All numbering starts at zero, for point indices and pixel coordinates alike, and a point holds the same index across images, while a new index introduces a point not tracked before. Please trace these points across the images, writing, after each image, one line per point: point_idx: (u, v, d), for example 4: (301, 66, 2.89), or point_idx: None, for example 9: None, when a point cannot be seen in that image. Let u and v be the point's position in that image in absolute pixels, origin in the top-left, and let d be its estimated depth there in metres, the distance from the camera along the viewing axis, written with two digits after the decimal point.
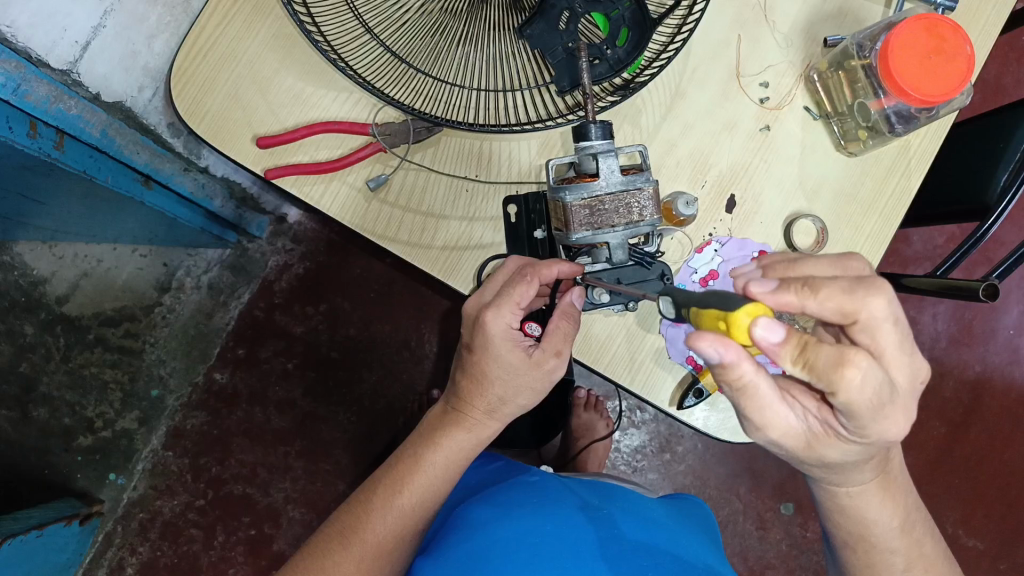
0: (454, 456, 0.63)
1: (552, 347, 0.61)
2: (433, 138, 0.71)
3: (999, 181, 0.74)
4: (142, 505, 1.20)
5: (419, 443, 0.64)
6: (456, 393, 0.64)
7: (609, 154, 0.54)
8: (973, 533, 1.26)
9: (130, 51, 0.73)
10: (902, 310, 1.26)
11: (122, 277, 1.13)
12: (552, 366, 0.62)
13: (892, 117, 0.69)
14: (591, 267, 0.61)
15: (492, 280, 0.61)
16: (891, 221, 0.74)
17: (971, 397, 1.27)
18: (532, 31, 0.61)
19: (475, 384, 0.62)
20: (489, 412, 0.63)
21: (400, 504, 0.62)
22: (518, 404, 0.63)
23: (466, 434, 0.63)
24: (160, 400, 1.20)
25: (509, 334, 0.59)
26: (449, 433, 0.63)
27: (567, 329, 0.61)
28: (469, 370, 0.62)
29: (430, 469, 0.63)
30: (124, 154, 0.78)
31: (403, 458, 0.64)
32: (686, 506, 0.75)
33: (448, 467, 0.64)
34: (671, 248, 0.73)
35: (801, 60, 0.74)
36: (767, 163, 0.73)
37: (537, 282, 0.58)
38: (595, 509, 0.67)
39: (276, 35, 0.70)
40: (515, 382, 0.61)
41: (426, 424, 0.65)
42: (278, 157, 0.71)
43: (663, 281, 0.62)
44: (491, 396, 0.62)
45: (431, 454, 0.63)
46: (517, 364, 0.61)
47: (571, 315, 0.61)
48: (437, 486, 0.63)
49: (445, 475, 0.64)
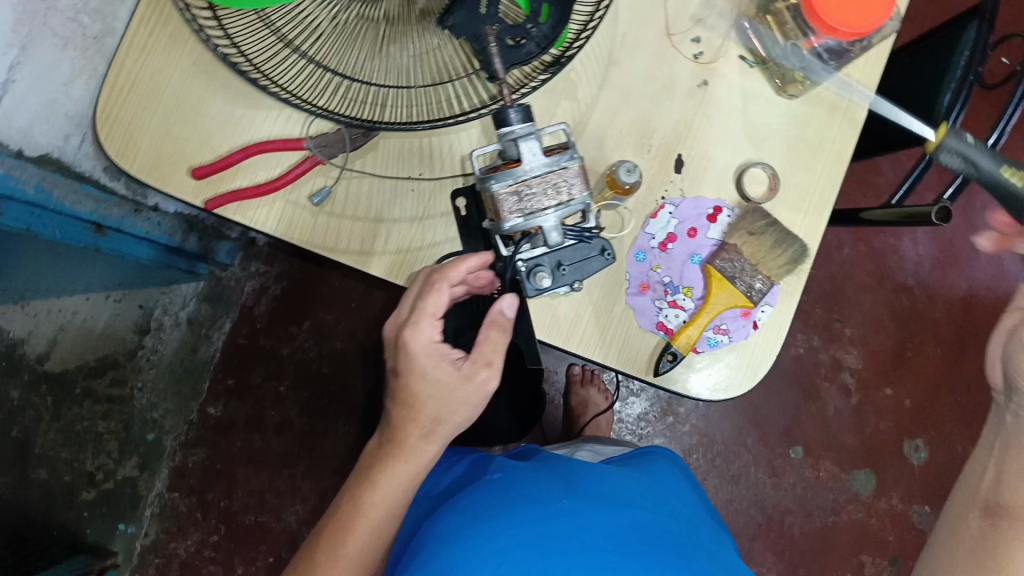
0: (398, 489, 0.61)
1: (481, 357, 0.60)
2: (370, 143, 0.71)
3: (943, 101, 0.71)
4: (156, 550, 1.21)
5: (359, 483, 0.62)
6: (392, 421, 0.62)
7: (530, 136, 0.50)
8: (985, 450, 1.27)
9: (48, 100, 0.68)
10: (882, 240, 1.27)
11: (100, 325, 1.05)
12: (485, 378, 0.60)
13: (824, 55, 0.69)
14: (528, 252, 0.57)
15: (404, 297, 0.62)
16: (843, 157, 0.73)
17: (963, 314, 1.26)
18: (454, 20, 0.61)
19: (408, 409, 0.61)
20: (425, 436, 0.61)
21: (347, 553, 0.60)
22: (454, 423, 0.61)
23: (407, 464, 0.61)
24: (158, 443, 1.20)
25: (431, 349, 0.60)
26: (391, 466, 0.61)
27: (499, 338, 0.60)
28: (400, 396, 0.61)
29: (372, 512, 0.60)
30: (66, 206, 0.76)
31: (346, 499, 0.62)
32: (658, 473, 0.75)
33: (392, 501, 0.61)
34: (612, 220, 0.72)
35: (729, 10, 0.73)
36: (709, 118, 0.72)
37: (447, 288, 0.59)
38: (573, 487, 0.67)
39: (198, 62, 0.68)
40: (448, 400, 0.60)
41: (365, 463, 0.63)
42: (217, 186, 0.69)
43: (605, 255, 0.58)
44: (425, 418, 0.60)
45: (372, 497, 0.60)
46: (446, 380, 0.60)
47: (501, 324, 0.60)
48: (385, 525, 0.61)
49: (389, 516, 0.61)
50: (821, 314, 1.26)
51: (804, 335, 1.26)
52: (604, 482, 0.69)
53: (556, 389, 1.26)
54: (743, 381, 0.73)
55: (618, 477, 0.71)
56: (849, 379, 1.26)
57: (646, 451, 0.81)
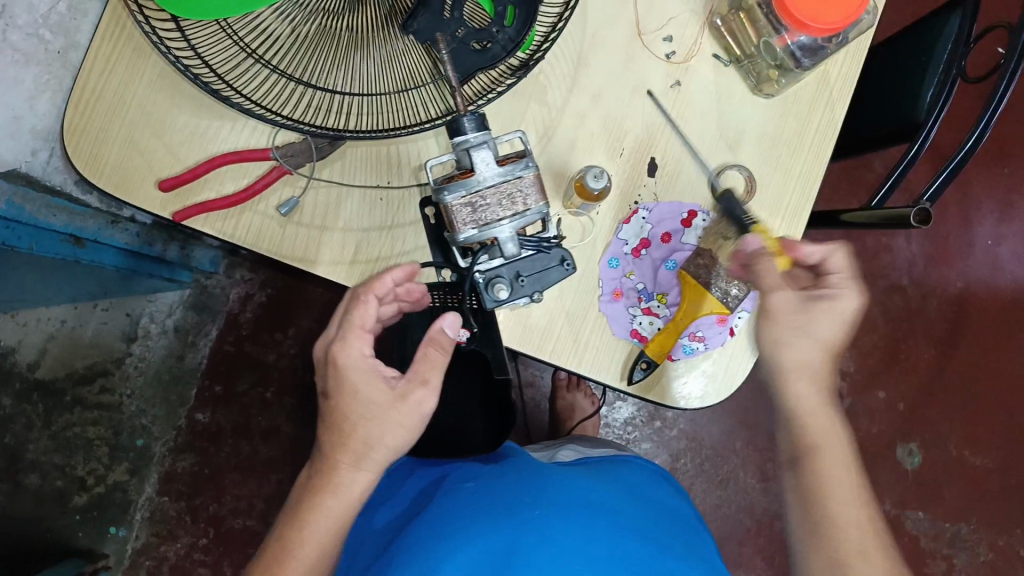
0: (329, 525, 0.58)
1: (418, 376, 0.59)
2: (337, 151, 0.70)
3: (926, 97, 0.69)
4: (148, 553, 1.20)
5: (286, 523, 0.59)
6: (320, 453, 0.59)
7: (483, 146, 0.49)
8: (977, 452, 1.28)
9: (12, 118, 0.68)
10: (874, 239, 1.28)
11: (89, 334, 1.12)
12: (420, 398, 0.59)
13: (797, 52, 0.67)
14: (486, 264, 0.57)
15: (332, 317, 0.62)
16: (821, 157, 0.71)
17: (955, 313, 1.29)
18: (418, 25, 0.59)
19: (338, 435, 0.58)
20: (356, 463, 0.58)
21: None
22: (388, 448, 0.58)
23: (334, 497, 0.58)
24: (147, 448, 1.20)
25: (363, 364, 0.58)
26: (320, 502, 0.58)
27: (437, 357, 0.60)
28: (330, 419, 0.59)
29: (302, 552, 0.58)
30: (39, 219, 0.76)
31: (275, 541, 0.59)
32: (627, 470, 0.75)
33: (322, 539, 0.58)
34: (573, 228, 0.70)
35: (703, 7, 0.71)
36: (683, 120, 0.71)
37: (373, 299, 0.59)
38: (541, 496, 0.65)
39: (163, 73, 0.68)
40: (381, 421, 0.58)
41: (293, 501, 0.60)
42: (184, 198, 0.69)
43: (565, 266, 0.58)
44: (355, 443, 0.58)
45: (300, 536, 0.58)
46: (379, 399, 0.58)
47: (439, 343, 0.60)
48: (317, 566, 0.58)
49: (322, 557, 0.58)
50: None
51: None
52: (574, 479, 0.69)
53: (543, 393, 1.25)
54: (721, 390, 0.72)
55: (588, 483, 0.69)
56: (840, 383, 1.28)
57: (626, 458, 0.79)
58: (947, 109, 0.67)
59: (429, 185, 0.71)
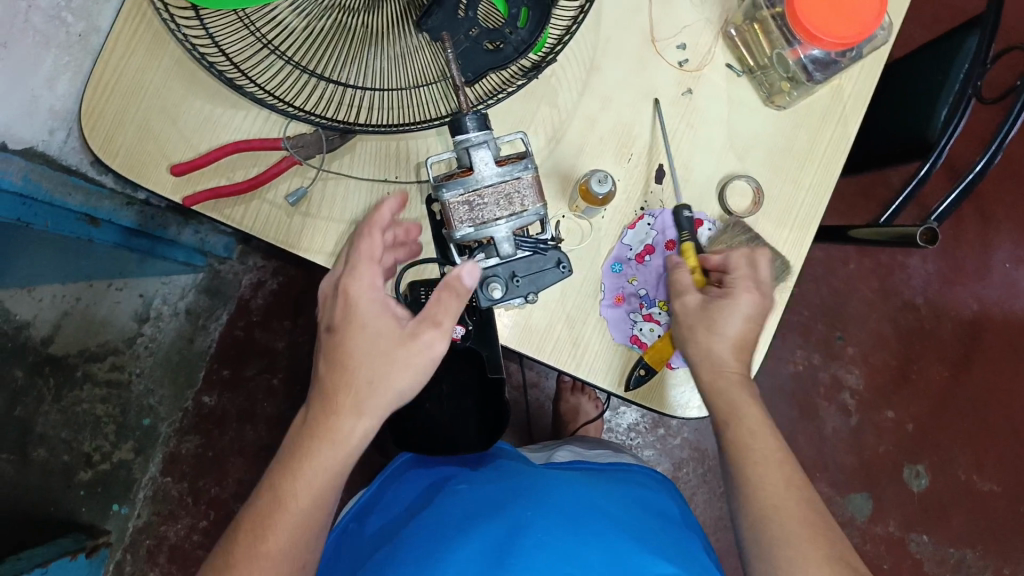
0: (325, 474, 0.56)
1: (428, 318, 0.56)
2: (348, 145, 0.71)
3: (941, 115, 0.68)
4: (148, 532, 1.22)
5: (279, 472, 0.56)
6: (317, 398, 0.57)
7: (483, 146, 0.50)
8: (986, 478, 1.26)
9: (30, 97, 0.70)
10: (889, 255, 1.27)
11: (103, 311, 1.09)
12: (431, 339, 0.57)
13: (809, 66, 0.68)
14: (483, 262, 0.57)
15: (340, 263, 0.61)
16: (831, 171, 0.70)
17: (970, 335, 1.27)
18: (432, 22, 0.60)
19: (340, 374, 0.56)
20: (357, 408, 0.56)
21: (268, 551, 0.54)
22: (391, 390, 0.56)
23: (331, 447, 0.56)
24: (153, 428, 1.22)
25: (375, 299, 0.57)
26: (315, 450, 0.56)
27: (452, 303, 0.56)
28: (334, 356, 0.57)
29: (294, 502, 0.55)
30: (55, 197, 0.77)
31: (266, 490, 0.56)
32: (621, 474, 0.74)
33: (318, 489, 0.56)
34: (571, 231, 0.70)
35: (718, 16, 0.71)
36: (692, 128, 0.71)
37: (378, 233, 0.59)
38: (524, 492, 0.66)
39: (180, 61, 0.69)
40: (385, 362, 0.56)
41: (285, 449, 0.57)
42: (195, 183, 0.70)
43: (561, 268, 0.58)
44: (356, 383, 0.56)
45: (292, 487, 0.55)
46: (387, 333, 0.57)
47: (455, 290, 0.55)
48: (309, 517, 0.56)
49: (314, 510, 0.56)
50: (823, 331, 1.27)
51: (804, 352, 1.26)
52: (563, 481, 0.68)
53: (547, 395, 1.25)
54: None
55: (578, 480, 0.69)
56: (848, 399, 1.26)
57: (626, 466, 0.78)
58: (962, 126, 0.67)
59: (428, 183, 0.71)
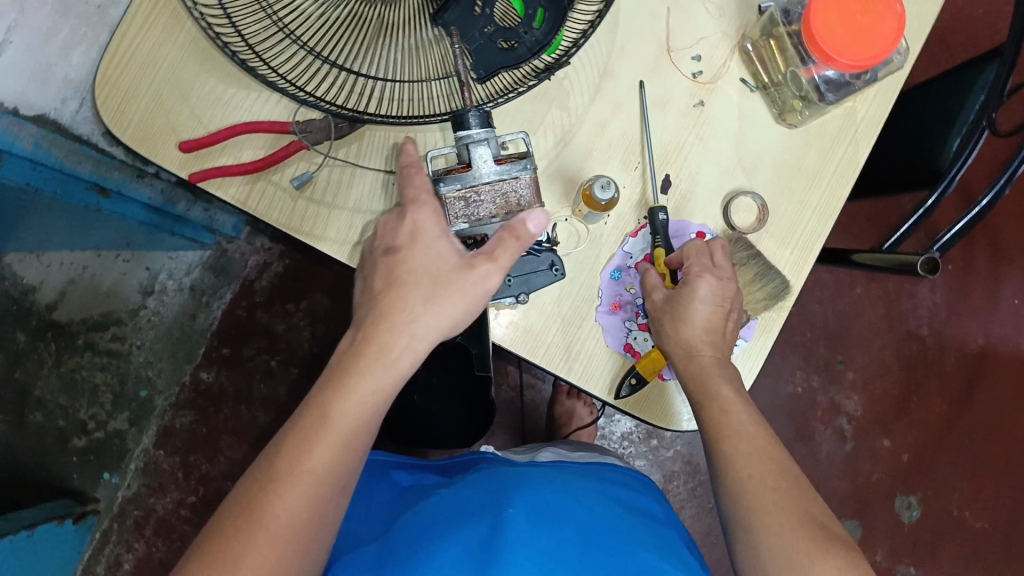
0: (370, 395, 0.55)
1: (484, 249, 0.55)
2: (356, 134, 0.71)
3: (952, 147, 0.68)
4: (137, 503, 1.23)
5: (325, 387, 0.55)
6: (369, 317, 0.56)
7: (482, 146, 0.54)
8: (978, 515, 1.25)
9: (46, 64, 0.73)
10: (898, 282, 1.26)
11: (109, 282, 1.10)
12: (484, 272, 0.56)
13: (823, 86, 0.66)
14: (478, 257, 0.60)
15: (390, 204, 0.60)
16: (838, 193, 0.70)
17: (973, 368, 1.26)
18: (448, 17, 0.59)
19: (392, 296, 0.56)
20: (410, 329, 0.56)
21: (312, 467, 0.52)
22: (439, 318, 0.56)
23: (382, 367, 0.55)
24: (149, 400, 1.23)
25: (437, 227, 0.57)
26: (364, 370, 0.55)
27: (512, 244, 0.55)
28: (392, 278, 0.57)
29: (341, 419, 0.54)
30: (66, 164, 0.78)
31: (308, 408, 0.54)
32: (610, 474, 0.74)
33: (363, 412, 0.55)
34: (565, 234, 0.70)
35: (736, 30, 0.71)
36: (702, 140, 0.70)
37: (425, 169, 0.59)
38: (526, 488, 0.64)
39: (197, 38, 0.70)
40: (441, 289, 0.56)
41: (331, 369, 0.56)
42: (202, 161, 0.70)
43: None
44: (403, 312, 0.56)
45: (341, 403, 0.54)
46: (444, 259, 0.56)
47: (517, 233, 0.55)
48: (354, 437, 0.54)
49: (356, 433, 0.54)
50: (824, 353, 1.25)
51: (804, 374, 1.25)
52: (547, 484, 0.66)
53: (543, 398, 1.25)
54: None
55: (563, 482, 0.67)
56: (845, 424, 1.25)
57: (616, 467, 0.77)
58: (974, 156, 0.65)
59: None
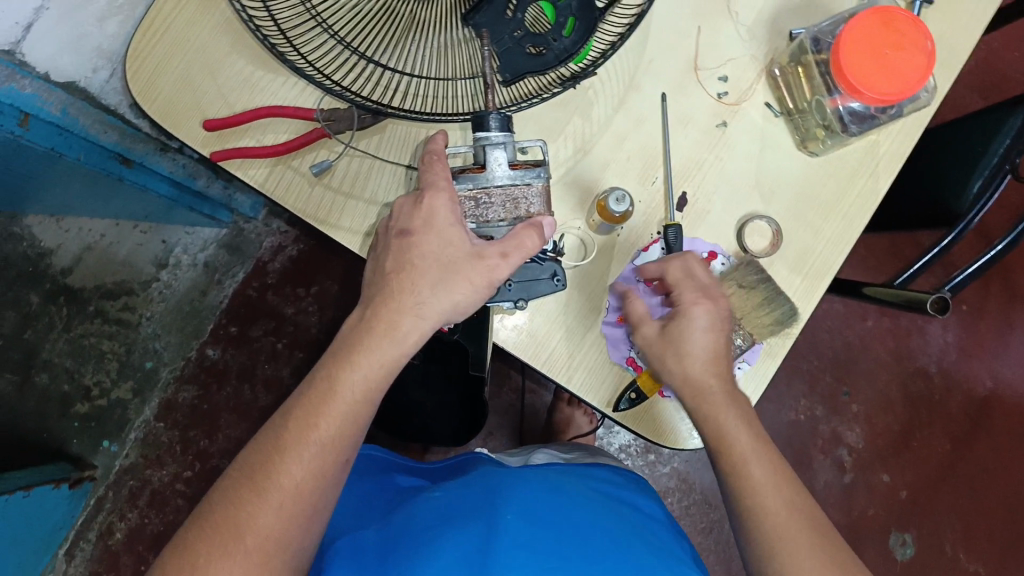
0: (378, 368, 0.55)
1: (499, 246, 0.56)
2: (377, 126, 0.71)
3: (973, 188, 0.68)
4: (133, 473, 1.23)
5: (332, 363, 0.55)
6: (378, 295, 0.57)
7: (498, 148, 0.55)
8: (973, 558, 1.23)
9: (79, 33, 0.74)
10: (909, 318, 1.26)
11: (123, 251, 1.11)
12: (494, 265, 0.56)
13: (846, 117, 0.66)
14: None
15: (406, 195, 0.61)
16: (855, 224, 0.69)
17: (978, 410, 1.25)
18: (480, 19, 0.59)
19: (401, 276, 0.57)
20: (419, 311, 0.56)
21: (319, 438, 0.53)
22: (447, 302, 0.56)
23: (389, 343, 0.55)
24: (154, 372, 1.23)
25: (454, 216, 0.57)
26: (373, 345, 0.55)
27: (531, 239, 0.56)
28: (402, 260, 0.57)
29: (349, 394, 0.54)
30: (90, 133, 0.79)
31: (317, 378, 0.55)
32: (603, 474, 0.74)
33: (371, 383, 0.55)
34: (571, 245, 0.70)
35: (766, 54, 0.71)
36: (722, 160, 0.70)
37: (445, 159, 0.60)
38: (523, 489, 0.64)
39: (231, 19, 0.71)
40: (453, 272, 0.56)
41: (338, 340, 0.57)
42: (224, 140, 0.71)
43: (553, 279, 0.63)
44: (409, 297, 0.56)
45: (350, 377, 0.54)
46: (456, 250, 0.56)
47: (536, 227, 0.56)
48: (361, 412, 0.55)
49: (360, 408, 0.55)
50: (829, 383, 1.25)
51: (807, 403, 1.25)
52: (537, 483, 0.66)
53: (543, 404, 1.25)
54: None
55: (563, 484, 0.67)
56: (845, 456, 1.24)
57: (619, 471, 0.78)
58: (994, 199, 0.65)
59: None
